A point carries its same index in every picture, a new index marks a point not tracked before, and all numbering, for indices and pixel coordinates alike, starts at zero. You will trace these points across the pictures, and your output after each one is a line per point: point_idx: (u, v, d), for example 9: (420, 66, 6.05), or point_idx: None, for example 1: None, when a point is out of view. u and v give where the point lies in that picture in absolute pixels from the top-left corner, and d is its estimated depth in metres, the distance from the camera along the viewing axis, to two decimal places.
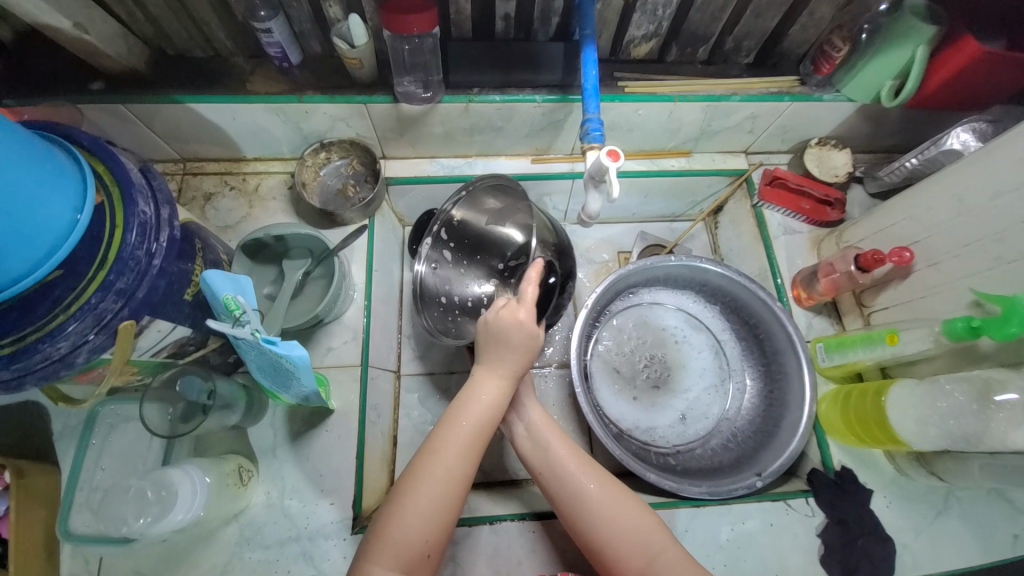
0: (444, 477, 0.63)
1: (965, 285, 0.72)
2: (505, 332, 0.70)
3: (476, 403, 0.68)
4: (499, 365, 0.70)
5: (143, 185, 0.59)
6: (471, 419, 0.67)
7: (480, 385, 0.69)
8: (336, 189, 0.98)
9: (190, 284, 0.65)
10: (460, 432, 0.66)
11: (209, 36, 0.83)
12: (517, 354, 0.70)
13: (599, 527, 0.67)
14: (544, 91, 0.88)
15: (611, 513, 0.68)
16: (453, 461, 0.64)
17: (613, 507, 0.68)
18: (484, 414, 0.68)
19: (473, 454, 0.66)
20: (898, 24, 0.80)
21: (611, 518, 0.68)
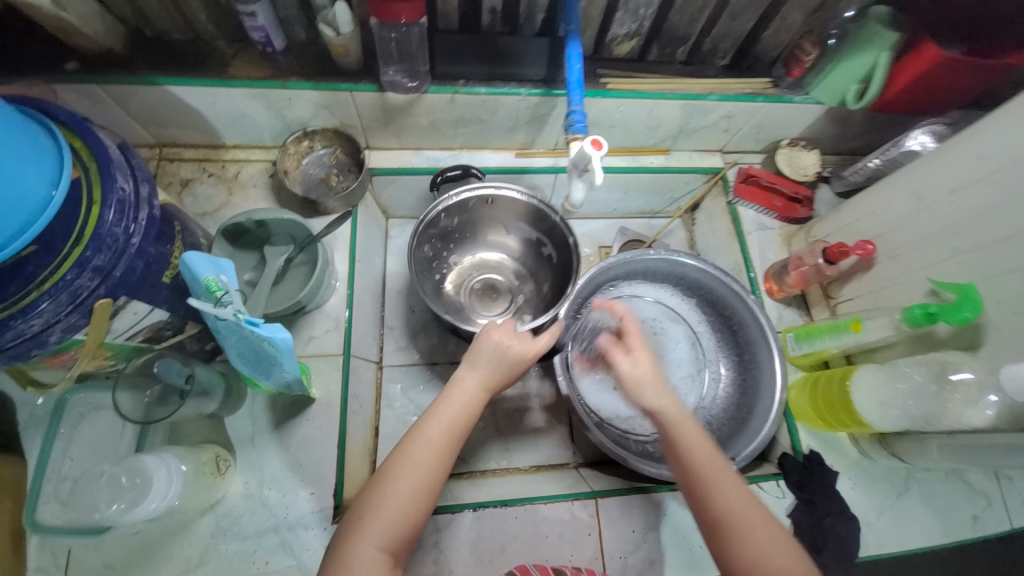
0: (428, 465, 0.60)
1: (922, 276, 0.76)
2: (491, 335, 0.70)
3: (462, 395, 0.66)
4: (483, 360, 0.69)
5: (121, 162, 0.57)
6: (456, 412, 0.64)
7: (464, 378, 0.67)
8: (319, 178, 0.97)
9: (170, 266, 0.63)
10: (445, 425, 0.63)
11: (190, 19, 0.82)
12: (500, 352, 0.69)
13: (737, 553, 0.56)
14: (528, 85, 0.89)
15: (754, 543, 0.55)
16: (441, 449, 0.61)
17: (754, 536, 0.56)
18: (469, 408, 0.65)
19: (456, 446, 0.63)
20: (864, 30, 0.86)
21: (750, 546, 0.55)
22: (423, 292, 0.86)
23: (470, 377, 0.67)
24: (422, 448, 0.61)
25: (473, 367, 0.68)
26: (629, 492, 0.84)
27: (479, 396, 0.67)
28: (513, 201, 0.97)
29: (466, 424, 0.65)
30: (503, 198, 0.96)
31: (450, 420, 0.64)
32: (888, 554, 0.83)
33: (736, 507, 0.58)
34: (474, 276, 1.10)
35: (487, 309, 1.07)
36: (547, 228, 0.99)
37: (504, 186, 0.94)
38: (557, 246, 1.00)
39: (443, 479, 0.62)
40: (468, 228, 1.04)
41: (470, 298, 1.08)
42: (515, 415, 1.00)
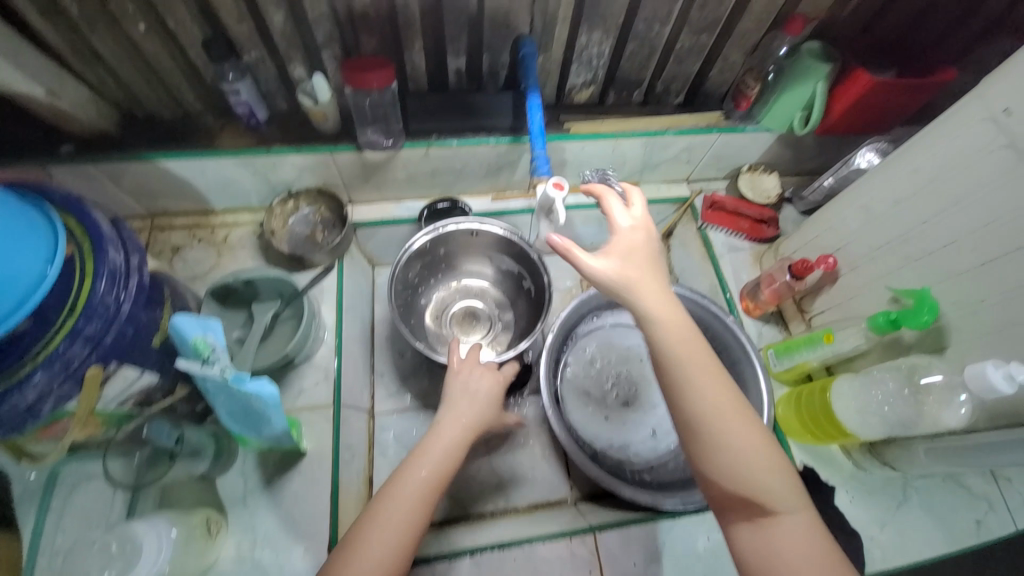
0: (409, 510, 0.62)
1: (881, 285, 0.80)
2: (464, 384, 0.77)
3: (439, 441, 0.69)
4: (458, 407, 0.74)
5: (113, 236, 0.61)
6: (433, 455, 0.67)
7: (443, 421, 0.72)
8: (304, 235, 1.01)
9: (160, 330, 0.66)
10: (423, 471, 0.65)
11: (178, 99, 0.88)
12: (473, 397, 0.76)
13: (722, 460, 0.59)
14: (497, 133, 0.95)
15: (739, 449, 0.59)
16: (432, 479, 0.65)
17: (740, 444, 0.59)
18: (449, 453, 0.69)
19: (434, 490, 0.65)
20: (798, 63, 0.92)
21: (736, 453, 0.59)
22: (398, 320, 0.92)
23: (447, 421, 0.72)
24: (400, 492, 0.63)
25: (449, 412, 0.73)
26: (628, 524, 0.83)
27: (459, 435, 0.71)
28: (493, 233, 1.02)
29: (445, 467, 0.67)
30: (486, 232, 1.02)
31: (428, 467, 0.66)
32: (895, 568, 0.82)
33: (725, 418, 0.60)
34: (456, 301, 1.14)
35: (466, 334, 1.11)
36: (525, 261, 1.03)
37: (487, 222, 1.00)
38: (533, 278, 1.04)
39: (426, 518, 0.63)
40: (453, 259, 1.10)
41: (452, 323, 1.13)
42: (510, 454, 1.00)
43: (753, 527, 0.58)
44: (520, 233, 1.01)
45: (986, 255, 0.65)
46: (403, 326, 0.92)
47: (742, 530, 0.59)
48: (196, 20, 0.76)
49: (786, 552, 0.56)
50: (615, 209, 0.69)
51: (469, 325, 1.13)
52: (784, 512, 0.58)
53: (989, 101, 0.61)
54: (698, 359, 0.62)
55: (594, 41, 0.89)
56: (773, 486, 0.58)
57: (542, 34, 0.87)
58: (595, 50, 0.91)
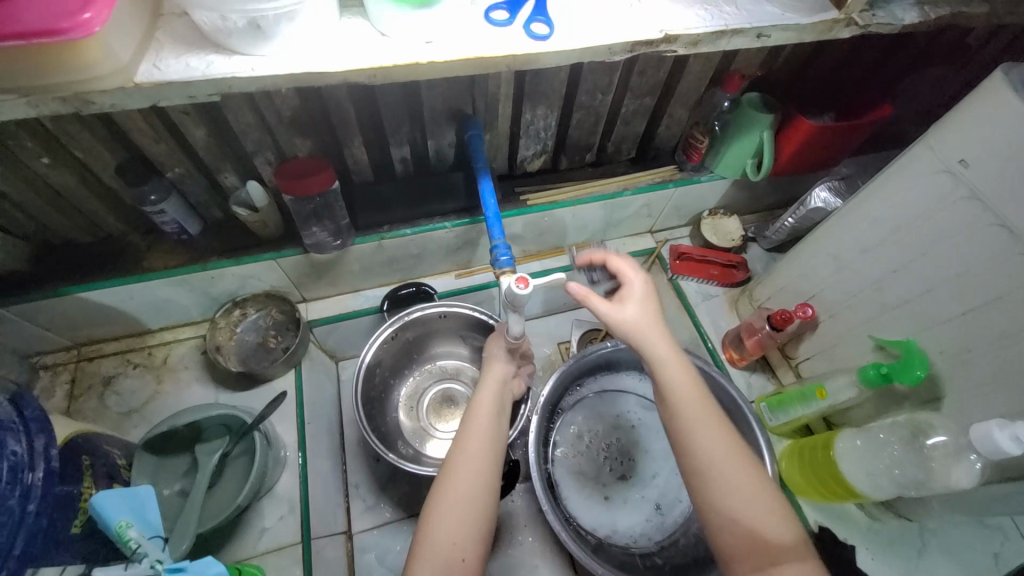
0: (464, 518, 0.59)
1: (865, 333, 0.79)
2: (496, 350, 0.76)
3: (482, 417, 0.67)
4: (493, 377, 0.72)
5: (10, 418, 0.52)
6: (476, 441, 0.64)
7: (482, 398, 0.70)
8: (255, 345, 0.93)
9: (78, 514, 0.56)
10: (474, 465, 0.62)
11: (96, 222, 0.80)
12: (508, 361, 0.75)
13: (721, 504, 0.56)
14: (452, 216, 0.91)
15: (738, 491, 0.56)
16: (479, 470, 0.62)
17: (735, 486, 0.56)
18: (494, 432, 0.66)
19: (489, 479, 0.62)
20: (743, 116, 0.93)
21: (734, 494, 0.56)
22: (365, 429, 0.84)
23: (485, 392, 0.70)
24: (448, 509, 0.59)
25: (487, 384, 0.71)
26: None
27: (498, 406, 0.69)
28: (457, 312, 0.96)
29: (494, 449, 0.65)
30: (454, 312, 0.96)
31: (478, 456, 0.63)
32: None
33: (724, 456, 0.57)
34: (431, 386, 1.05)
35: (445, 423, 1.01)
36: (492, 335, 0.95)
37: (455, 305, 0.95)
38: None
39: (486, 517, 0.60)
40: (424, 345, 1.04)
41: (427, 410, 1.03)
42: (507, 559, 0.91)
43: None
44: (491, 313, 0.97)
45: (968, 304, 0.65)
46: (371, 434, 0.84)
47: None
48: (106, 145, 0.69)
49: None
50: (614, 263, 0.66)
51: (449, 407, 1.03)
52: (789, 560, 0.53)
53: (942, 153, 0.62)
54: (698, 403, 0.59)
55: (539, 116, 0.87)
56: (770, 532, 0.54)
57: (485, 113, 0.84)
58: (541, 123, 0.89)
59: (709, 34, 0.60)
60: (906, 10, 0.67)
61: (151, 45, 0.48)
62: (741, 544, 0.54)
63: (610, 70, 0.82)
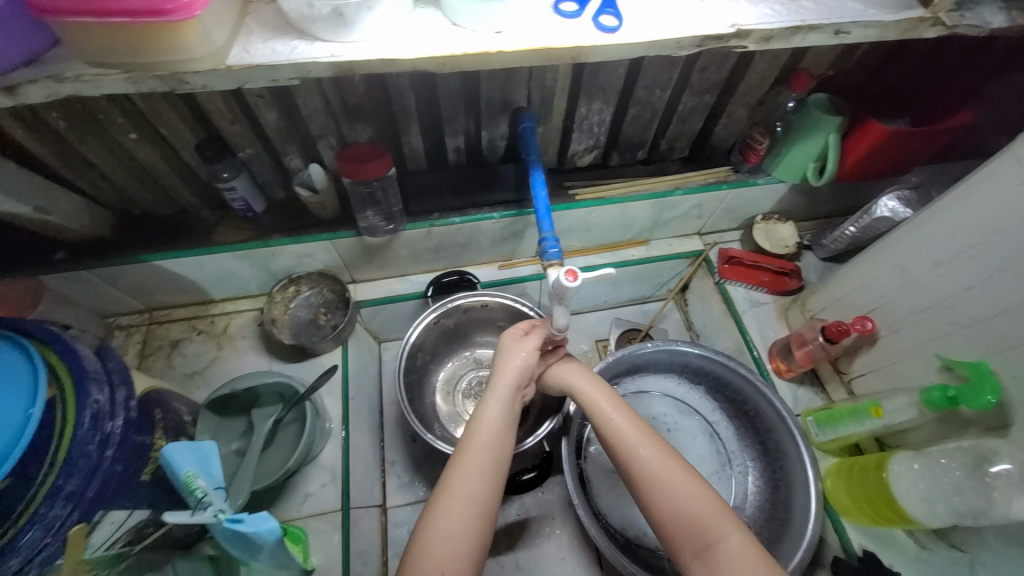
0: (459, 529, 0.58)
1: (930, 351, 0.75)
2: (507, 359, 0.70)
3: (481, 439, 0.64)
4: (501, 392, 0.67)
5: (98, 370, 0.57)
6: (474, 460, 0.62)
7: (483, 414, 0.66)
8: (307, 320, 0.99)
9: (149, 462, 0.61)
10: (468, 491, 0.60)
11: (174, 196, 0.87)
12: (517, 375, 0.69)
13: (661, 501, 0.61)
14: (500, 208, 0.93)
15: (670, 484, 0.61)
16: (474, 487, 0.60)
17: (668, 477, 0.61)
18: (494, 455, 0.63)
19: (483, 505, 0.60)
20: (808, 118, 0.89)
21: (667, 486, 0.61)
22: (406, 408, 0.86)
23: (489, 412, 0.66)
24: (439, 533, 0.58)
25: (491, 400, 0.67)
26: None
27: (501, 422, 0.65)
28: (499, 302, 0.98)
29: (492, 464, 0.62)
30: (497, 302, 0.98)
31: (473, 482, 0.61)
32: None
33: (651, 451, 0.64)
34: (468, 373, 1.07)
35: None
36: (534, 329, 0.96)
37: (498, 295, 0.96)
38: None
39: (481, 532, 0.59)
40: (465, 332, 1.06)
41: (463, 395, 1.05)
42: (533, 549, 0.92)
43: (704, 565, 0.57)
44: (533, 305, 0.97)
45: None
46: (411, 413, 0.87)
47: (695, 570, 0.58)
48: (188, 124, 0.75)
49: None
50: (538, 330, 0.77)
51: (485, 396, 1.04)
52: (723, 542, 0.57)
53: None
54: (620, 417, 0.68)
55: (594, 110, 0.87)
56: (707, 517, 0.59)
57: (540, 106, 0.85)
58: (596, 118, 0.89)
59: (784, 30, 0.58)
60: (995, 13, 0.62)
61: (238, 29, 0.51)
62: (683, 534, 0.59)
63: (671, 65, 0.80)
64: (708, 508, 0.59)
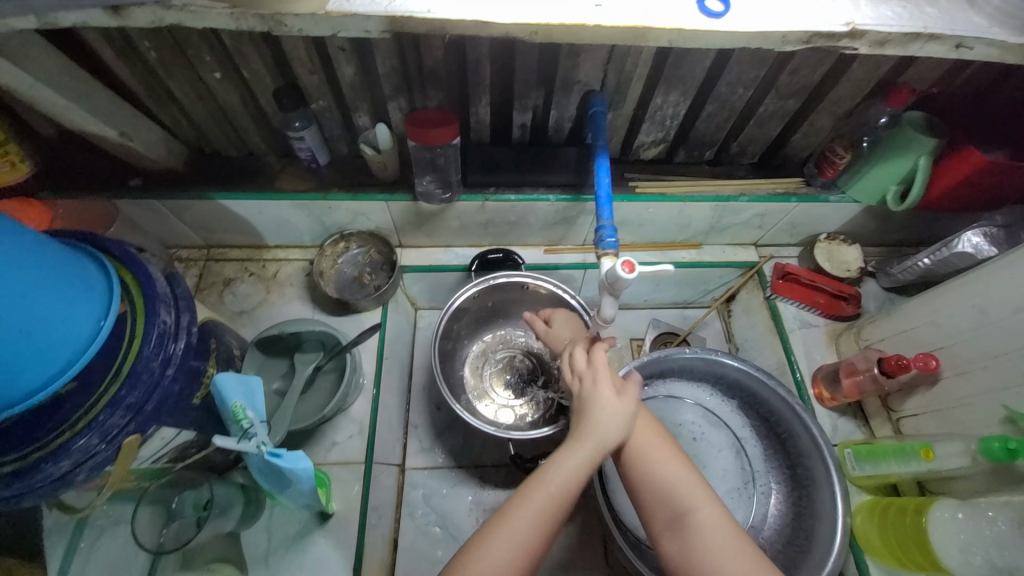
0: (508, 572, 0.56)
1: (996, 400, 0.70)
2: (604, 415, 0.63)
3: (548, 493, 0.60)
4: (587, 450, 0.62)
5: (167, 294, 0.60)
6: (540, 511, 0.59)
7: (556, 466, 0.62)
8: (352, 277, 1.01)
9: (201, 387, 0.64)
10: (526, 537, 0.58)
11: (245, 139, 0.90)
12: (610, 438, 0.63)
13: (641, 474, 0.63)
14: (557, 190, 0.91)
15: (652, 457, 0.64)
16: (532, 537, 0.58)
17: (654, 454, 0.64)
18: (558, 512, 0.60)
19: (538, 552, 0.58)
20: (899, 136, 0.83)
21: (651, 462, 0.63)
22: (438, 376, 0.87)
23: (565, 474, 0.61)
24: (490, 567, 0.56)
25: (570, 459, 0.62)
26: None
27: (574, 485, 0.61)
28: (541, 286, 0.97)
29: (555, 520, 0.60)
30: (538, 286, 0.97)
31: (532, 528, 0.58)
32: None
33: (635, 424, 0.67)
34: (499, 352, 1.07)
35: (505, 389, 1.03)
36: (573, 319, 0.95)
37: (541, 278, 0.95)
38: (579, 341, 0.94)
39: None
40: (502, 310, 1.06)
41: (491, 372, 1.05)
42: None
43: (674, 531, 0.60)
44: (575, 294, 0.96)
45: None
46: (442, 381, 0.88)
47: (667, 541, 0.60)
48: (269, 71, 0.77)
49: (702, 551, 0.58)
50: (593, 344, 0.73)
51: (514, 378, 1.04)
52: (695, 510, 0.60)
53: None
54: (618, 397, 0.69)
55: (670, 102, 0.84)
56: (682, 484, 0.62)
57: (613, 91, 0.82)
58: (670, 110, 0.86)
59: (902, 35, 0.54)
60: None
61: None
62: (658, 507, 0.62)
63: (760, 62, 0.76)
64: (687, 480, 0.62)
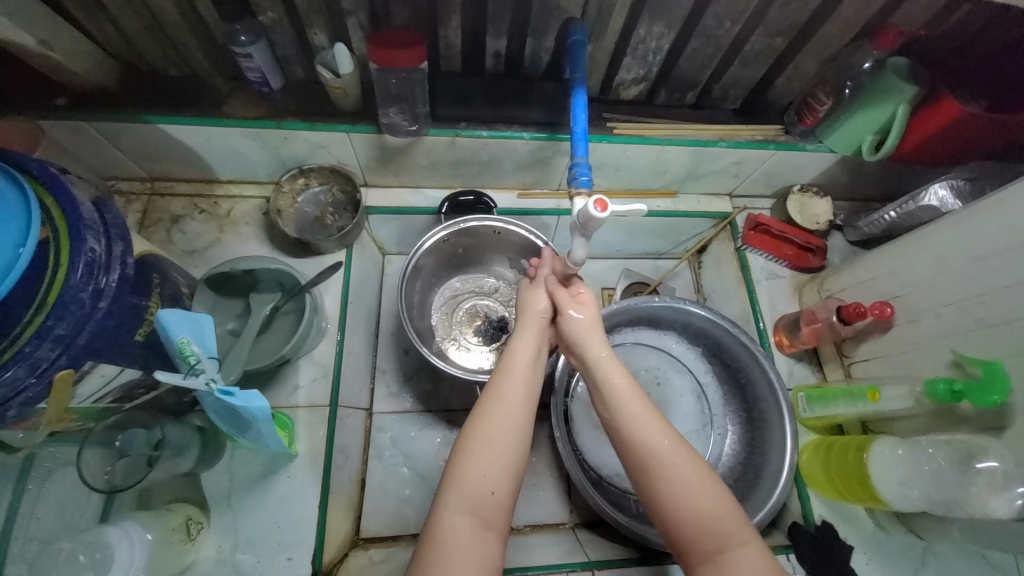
0: (497, 446, 0.59)
1: (944, 345, 0.74)
2: (528, 304, 0.73)
3: (512, 371, 0.66)
4: (530, 331, 0.70)
5: (94, 220, 0.55)
6: (510, 389, 0.64)
7: (513, 352, 0.68)
8: (313, 218, 0.95)
9: (143, 323, 0.60)
10: (506, 412, 0.61)
11: (185, 56, 0.80)
12: (540, 318, 0.72)
13: (677, 499, 0.56)
14: (533, 128, 0.86)
15: (685, 481, 0.57)
16: (513, 412, 0.62)
17: (688, 478, 0.56)
18: (527, 385, 0.65)
19: (525, 423, 0.62)
20: (881, 82, 0.81)
21: (687, 489, 0.56)
22: (405, 320, 0.85)
23: (519, 348, 0.68)
24: (480, 447, 0.59)
25: (522, 339, 0.69)
26: (626, 562, 0.78)
27: (533, 357, 0.68)
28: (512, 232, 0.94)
29: (529, 394, 0.65)
30: (511, 231, 0.94)
31: (508, 408, 0.62)
32: None
33: (669, 444, 0.59)
34: (469, 299, 1.05)
35: (475, 335, 1.01)
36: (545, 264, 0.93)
37: (513, 222, 0.92)
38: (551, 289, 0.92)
39: (518, 457, 0.60)
40: (475, 256, 1.03)
41: (460, 320, 1.03)
42: None
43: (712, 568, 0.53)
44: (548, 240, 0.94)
45: None
46: (410, 325, 0.85)
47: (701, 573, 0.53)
48: None
49: None
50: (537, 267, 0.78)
51: (485, 325, 1.03)
52: (738, 547, 0.53)
53: None
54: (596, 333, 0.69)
55: (654, 34, 0.79)
56: (719, 515, 0.55)
57: (595, 19, 0.76)
58: (653, 43, 0.81)
59: None
60: None
61: None
62: (693, 535, 0.54)
63: None
64: (727, 506, 0.55)
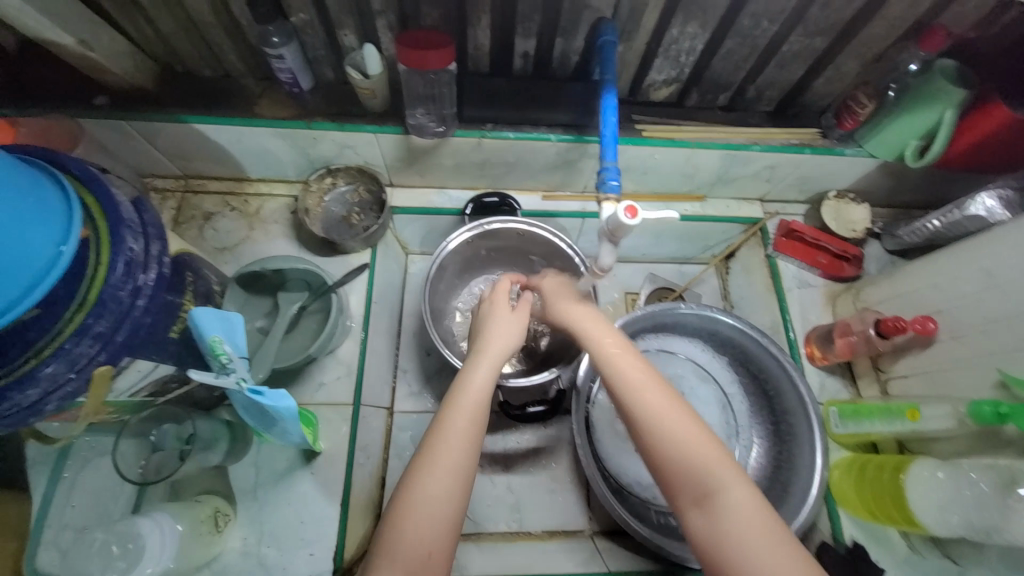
0: (444, 484, 0.54)
1: (992, 365, 0.70)
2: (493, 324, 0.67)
3: (463, 401, 0.59)
4: (490, 356, 0.63)
5: (134, 218, 0.56)
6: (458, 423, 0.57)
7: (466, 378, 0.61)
8: (339, 217, 0.94)
9: (177, 320, 0.62)
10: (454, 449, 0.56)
11: (219, 57, 0.82)
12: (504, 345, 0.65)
13: (660, 447, 0.54)
14: (559, 130, 0.85)
15: (666, 431, 0.55)
16: (460, 449, 0.56)
17: (671, 423, 0.55)
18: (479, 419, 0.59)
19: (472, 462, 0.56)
20: (927, 85, 0.77)
21: (667, 433, 0.55)
22: (429, 321, 0.85)
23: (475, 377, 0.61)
24: (428, 478, 0.54)
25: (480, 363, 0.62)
26: None
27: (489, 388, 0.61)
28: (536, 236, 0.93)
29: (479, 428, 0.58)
30: (536, 235, 0.93)
31: (457, 442, 0.56)
32: None
33: (654, 393, 0.57)
34: None
35: None
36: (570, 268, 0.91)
37: (537, 225, 0.91)
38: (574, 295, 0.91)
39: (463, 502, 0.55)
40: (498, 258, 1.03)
41: None
42: (530, 475, 0.94)
43: (701, 513, 0.51)
44: (572, 243, 0.93)
45: None
46: (434, 326, 0.85)
47: (691, 517, 0.52)
48: None
49: (731, 534, 0.49)
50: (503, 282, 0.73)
51: None
52: (723, 488, 0.51)
53: None
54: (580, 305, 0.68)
55: (687, 35, 0.77)
56: (700, 456, 0.53)
57: (626, 20, 0.75)
58: (686, 44, 0.78)
59: None
60: None
61: None
62: (679, 482, 0.53)
63: None
64: (710, 449, 0.54)
